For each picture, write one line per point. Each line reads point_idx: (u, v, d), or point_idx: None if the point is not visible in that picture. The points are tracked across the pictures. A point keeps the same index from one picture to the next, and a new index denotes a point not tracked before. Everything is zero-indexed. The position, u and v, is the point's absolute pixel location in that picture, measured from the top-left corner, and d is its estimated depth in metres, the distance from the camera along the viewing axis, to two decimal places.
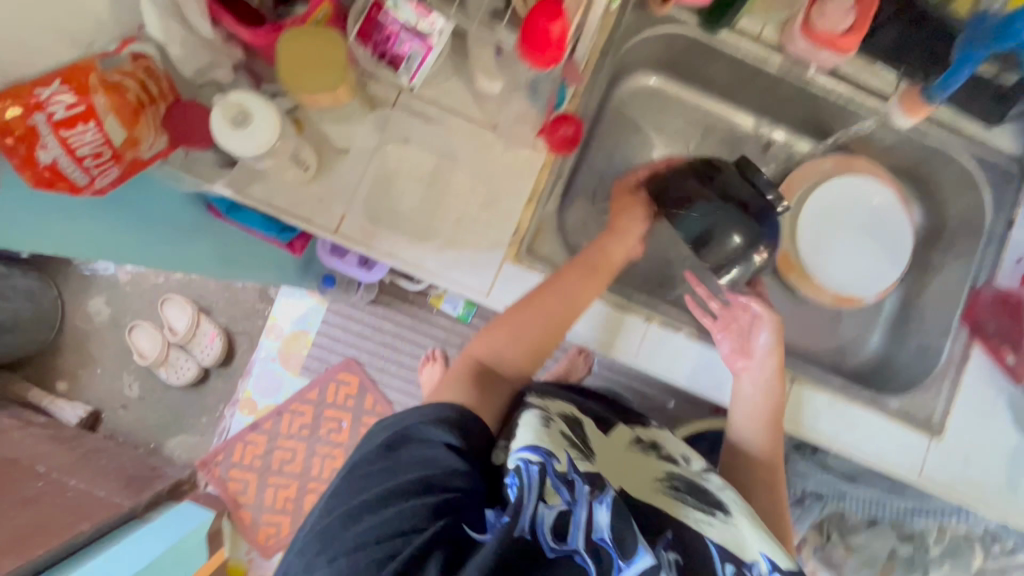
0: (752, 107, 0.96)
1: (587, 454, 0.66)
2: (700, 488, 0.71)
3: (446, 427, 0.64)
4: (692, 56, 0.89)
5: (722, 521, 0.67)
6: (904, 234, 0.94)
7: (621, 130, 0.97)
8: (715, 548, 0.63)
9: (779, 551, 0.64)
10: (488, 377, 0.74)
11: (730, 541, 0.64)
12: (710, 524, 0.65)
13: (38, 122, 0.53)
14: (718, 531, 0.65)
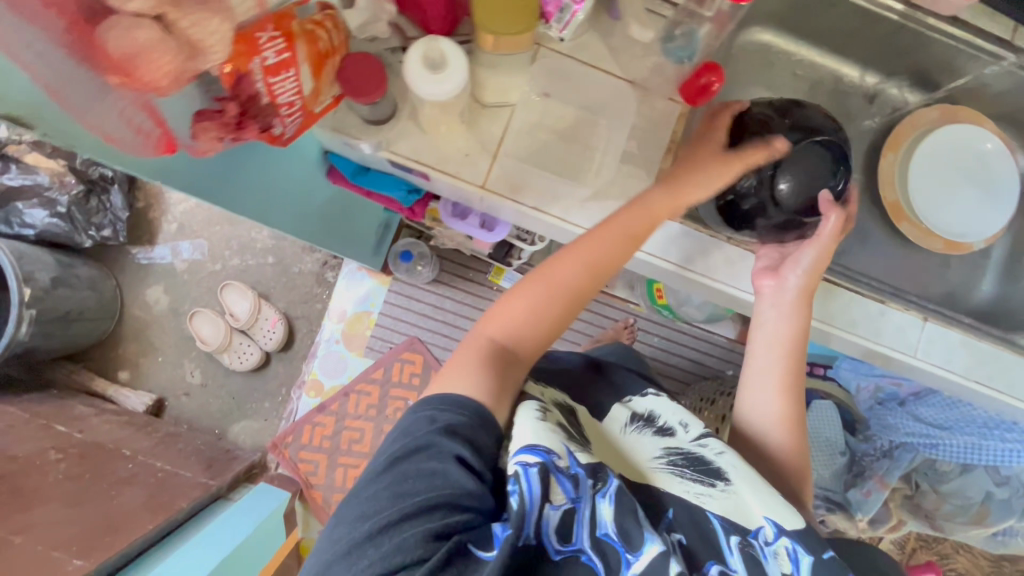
0: (861, 58, 0.97)
1: (574, 439, 0.65)
2: (701, 457, 0.69)
3: (458, 439, 0.59)
4: (809, 7, 0.90)
5: (725, 491, 0.65)
6: (1011, 182, 0.97)
7: (731, 86, 0.98)
8: (717, 521, 0.63)
9: (782, 513, 0.63)
10: (507, 366, 0.67)
11: (731, 507, 0.64)
12: (709, 496, 0.65)
13: (254, 67, 0.52)
14: (720, 502, 0.64)
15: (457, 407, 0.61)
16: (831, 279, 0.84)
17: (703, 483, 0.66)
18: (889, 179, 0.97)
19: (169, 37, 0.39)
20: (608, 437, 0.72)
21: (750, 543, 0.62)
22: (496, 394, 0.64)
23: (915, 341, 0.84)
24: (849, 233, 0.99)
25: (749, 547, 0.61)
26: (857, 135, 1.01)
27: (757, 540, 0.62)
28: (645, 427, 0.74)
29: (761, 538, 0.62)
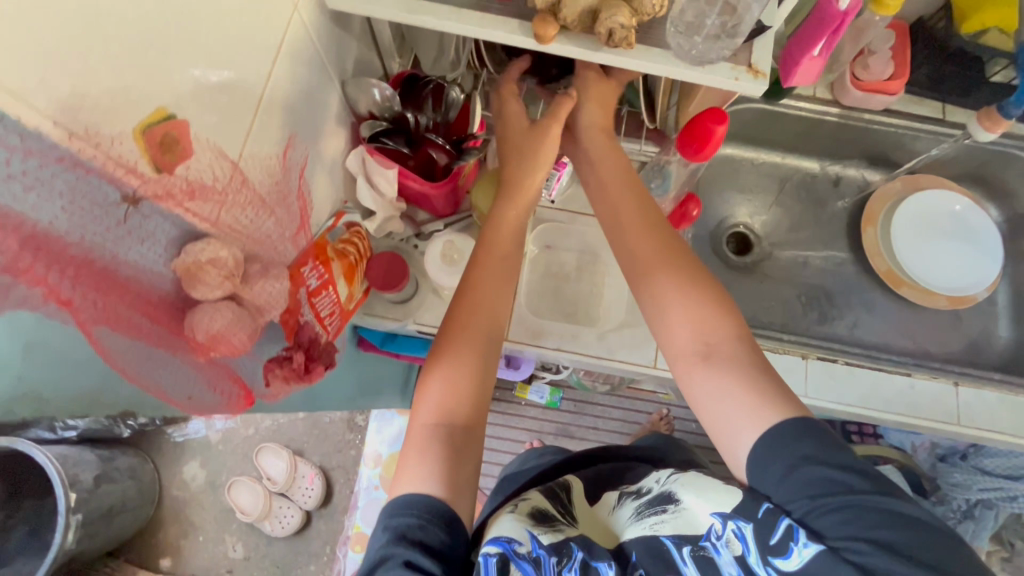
0: (816, 152, 1.09)
1: (524, 518, 0.60)
2: (665, 491, 0.61)
3: (408, 543, 0.52)
4: (758, 122, 1.03)
5: (678, 510, 0.57)
6: (991, 232, 1.03)
7: (707, 196, 1.09)
8: (671, 540, 0.54)
9: (721, 496, 0.54)
10: (450, 439, 0.59)
11: (685, 523, 0.55)
12: (664, 521, 0.57)
13: (302, 295, 0.60)
14: (677, 522, 0.56)
15: (411, 509, 0.54)
16: (855, 362, 0.86)
17: (657, 513, 0.58)
18: (876, 251, 1.03)
19: (242, 310, 0.47)
20: (593, 515, 0.67)
21: (703, 547, 0.53)
22: (447, 485, 0.57)
23: (954, 408, 0.85)
24: (854, 306, 1.04)
25: (702, 551, 0.52)
26: (834, 216, 1.09)
27: (710, 540, 0.53)
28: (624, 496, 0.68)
29: (712, 536, 0.53)
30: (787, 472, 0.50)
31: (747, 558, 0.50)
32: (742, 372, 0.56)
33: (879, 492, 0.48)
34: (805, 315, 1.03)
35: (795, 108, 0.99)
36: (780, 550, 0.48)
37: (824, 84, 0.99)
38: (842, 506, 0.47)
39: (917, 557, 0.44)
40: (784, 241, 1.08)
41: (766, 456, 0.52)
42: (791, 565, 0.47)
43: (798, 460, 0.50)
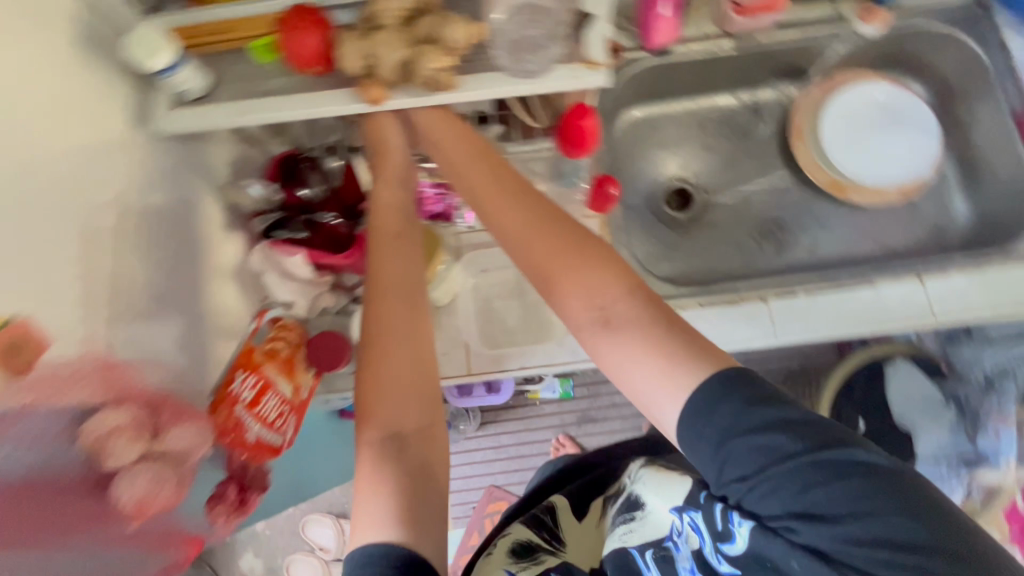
0: (726, 86, 1.06)
1: (507, 560, 0.69)
2: (631, 495, 0.69)
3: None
4: (657, 77, 1.01)
5: (642, 517, 0.64)
6: (921, 110, 1.00)
7: (630, 161, 1.06)
8: (635, 549, 0.61)
9: (677, 494, 0.61)
10: (418, 483, 0.57)
11: (650, 530, 0.62)
12: (633, 529, 0.64)
13: (239, 412, 0.61)
14: (642, 530, 0.63)
15: (372, 563, 0.50)
16: (817, 291, 0.85)
17: (627, 520, 0.66)
18: (814, 166, 1.01)
19: (161, 466, 0.47)
20: (583, 529, 0.76)
21: (665, 547, 0.59)
22: (409, 525, 0.53)
23: (925, 303, 0.83)
24: (808, 226, 1.02)
25: (663, 551, 0.58)
26: (764, 143, 1.07)
27: (671, 539, 0.59)
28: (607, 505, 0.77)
29: (673, 536, 0.59)
30: (716, 459, 0.49)
31: (704, 550, 0.53)
32: (651, 335, 0.54)
33: (805, 455, 0.46)
34: (762, 250, 1.01)
35: (688, 54, 0.97)
36: (725, 536, 0.51)
37: (709, 21, 0.96)
38: (770, 482, 0.46)
39: (851, 523, 0.44)
40: (722, 184, 1.06)
41: (693, 446, 0.50)
42: (738, 547, 0.50)
43: (721, 445, 0.48)
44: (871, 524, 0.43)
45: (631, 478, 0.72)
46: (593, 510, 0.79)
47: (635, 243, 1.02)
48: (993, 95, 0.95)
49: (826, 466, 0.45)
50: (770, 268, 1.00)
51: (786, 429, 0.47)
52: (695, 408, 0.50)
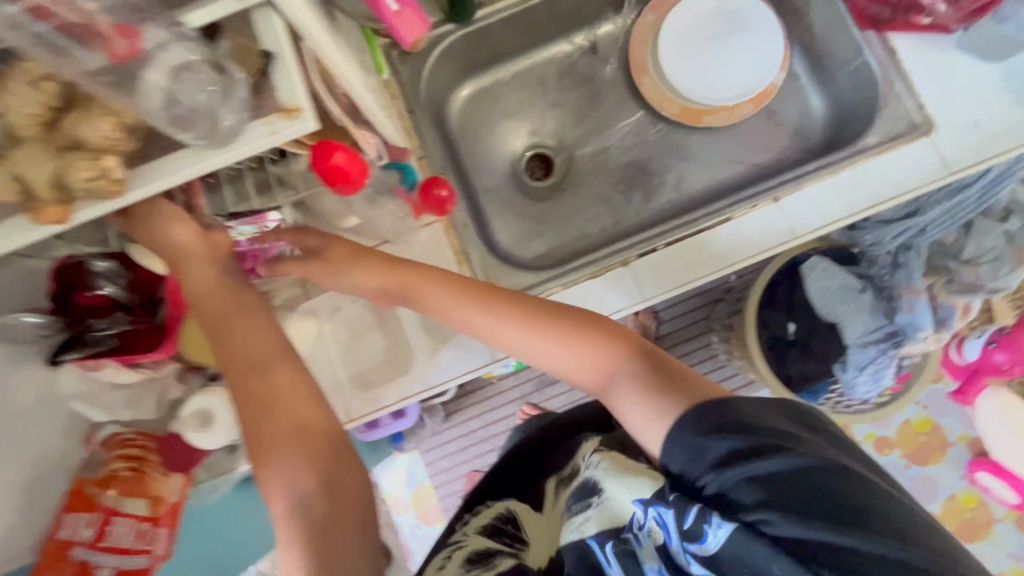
0: (554, 35, 0.98)
1: (459, 574, 0.61)
2: (587, 479, 0.61)
3: None
4: (475, 46, 0.93)
5: (600, 505, 0.57)
6: (755, 8, 0.93)
7: (476, 142, 0.99)
8: (595, 540, 0.55)
9: (643, 478, 0.56)
10: (331, 540, 0.52)
11: (606, 523, 0.56)
12: (588, 518, 0.57)
13: (79, 555, 0.62)
14: (593, 524, 0.56)
15: None
16: (676, 239, 0.82)
17: (582, 509, 0.59)
18: (660, 97, 0.95)
19: None
20: (548, 518, 0.66)
21: (625, 540, 0.54)
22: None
23: (782, 224, 0.81)
24: (671, 163, 0.97)
25: (624, 545, 0.54)
26: (610, 83, 1.00)
27: (632, 531, 0.54)
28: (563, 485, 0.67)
29: (634, 527, 0.54)
30: (700, 463, 0.51)
31: (669, 548, 0.51)
32: (660, 400, 0.56)
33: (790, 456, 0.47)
34: (631, 201, 0.96)
35: (494, 15, 0.90)
36: (694, 534, 0.49)
37: None
38: (751, 476, 0.48)
39: (825, 518, 0.45)
40: (577, 139, 1.00)
41: (680, 452, 0.52)
42: (711, 546, 0.48)
43: (700, 444, 0.51)
44: (855, 521, 0.44)
45: (590, 461, 0.64)
46: (548, 493, 0.69)
47: (501, 227, 0.96)
48: None
49: (809, 465, 0.47)
50: (642, 217, 0.95)
51: (771, 430, 0.50)
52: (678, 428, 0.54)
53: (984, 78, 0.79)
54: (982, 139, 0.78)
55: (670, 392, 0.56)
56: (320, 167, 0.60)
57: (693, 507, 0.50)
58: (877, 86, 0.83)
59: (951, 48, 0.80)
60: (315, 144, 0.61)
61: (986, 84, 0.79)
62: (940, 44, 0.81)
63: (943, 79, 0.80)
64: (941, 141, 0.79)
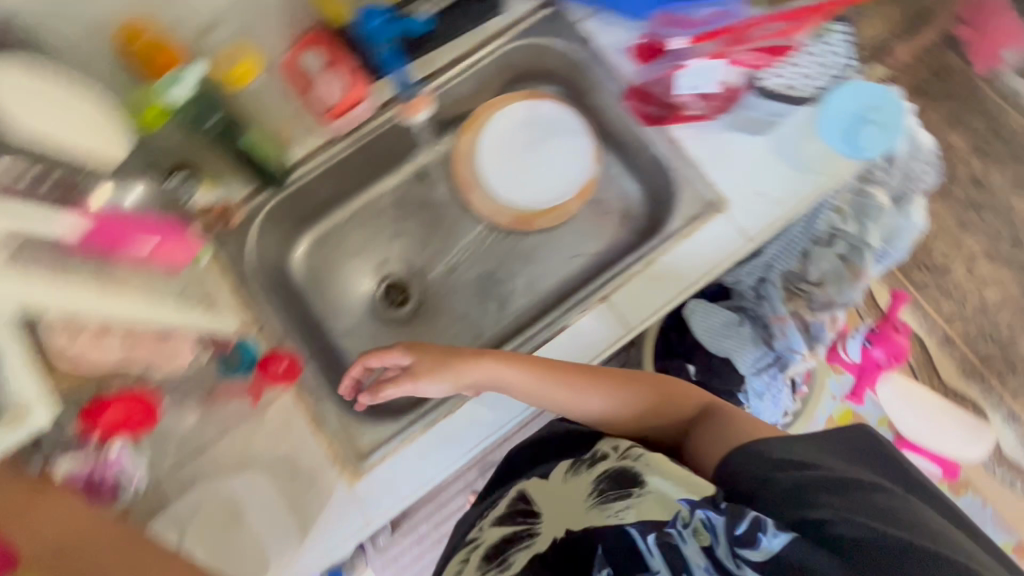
0: (378, 173, 1.01)
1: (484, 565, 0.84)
2: (627, 468, 0.80)
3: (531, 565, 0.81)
4: (301, 202, 0.94)
5: (637, 496, 0.75)
6: (558, 114, 1.01)
7: (327, 289, 1.00)
8: (636, 529, 0.72)
9: (692, 487, 0.72)
10: None
11: (648, 506, 0.74)
12: (629, 506, 0.75)
13: None
14: (639, 507, 0.74)
15: None
16: (523, 354, 0.87)
17: (621, 496, 0.77)
18: (493, 210, 1.00)
19: None
20: (570, 491, 0.85)
21: (668, 534, 0.69)
22: None
23: (616, 320, 0.87)
24: (517, 269, 1.01)
25: (669, 538, 0.69)
26: (444, 205, 1.04)
27: (675, 528, 0.69)
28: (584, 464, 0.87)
29: (678, 524, 0.69)
30: (769, 479, 0.71)
31: (715, 551, 0.65)
32: (707, 434, 0.81)
33: (865, 529, 0.63)
34: (489, 313, 0.99)
35: (308, 173, 0.91)
36: (746, 540, 0.64)
37: (306, 134, 0.89)
38: (805, 482, 0.69)
39: (873, 569, 0.61)
40: (427, 262, 1.03)
41: (756, 467, 0.73)
42: (762, 553, 0.64)
43: (766, 476, 0.71)
44: (890, 519, 0.64)
45: (625, 453, 0.83)
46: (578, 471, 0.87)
47: None
48: (600, 79, 0.94)
49: (838, 477, 0.69)
50: (501, 326, 0.98)
51: (840, 463, 0.71)
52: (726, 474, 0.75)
53: (754, 152, 0.87)
54: (765, 208, 0.86)
55: (713, 427, 0.81)
56: (95, 434, 0.68)
57: (750, 517, 0.65)
58: (670, 174, 0.91)
59: (722, 131, 0.88)
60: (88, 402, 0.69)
61: (757, 158, 0.87)
62: (712, 128, 0.88)
63: (722, 159, 0.88)
64: (732, 215, 0.87)
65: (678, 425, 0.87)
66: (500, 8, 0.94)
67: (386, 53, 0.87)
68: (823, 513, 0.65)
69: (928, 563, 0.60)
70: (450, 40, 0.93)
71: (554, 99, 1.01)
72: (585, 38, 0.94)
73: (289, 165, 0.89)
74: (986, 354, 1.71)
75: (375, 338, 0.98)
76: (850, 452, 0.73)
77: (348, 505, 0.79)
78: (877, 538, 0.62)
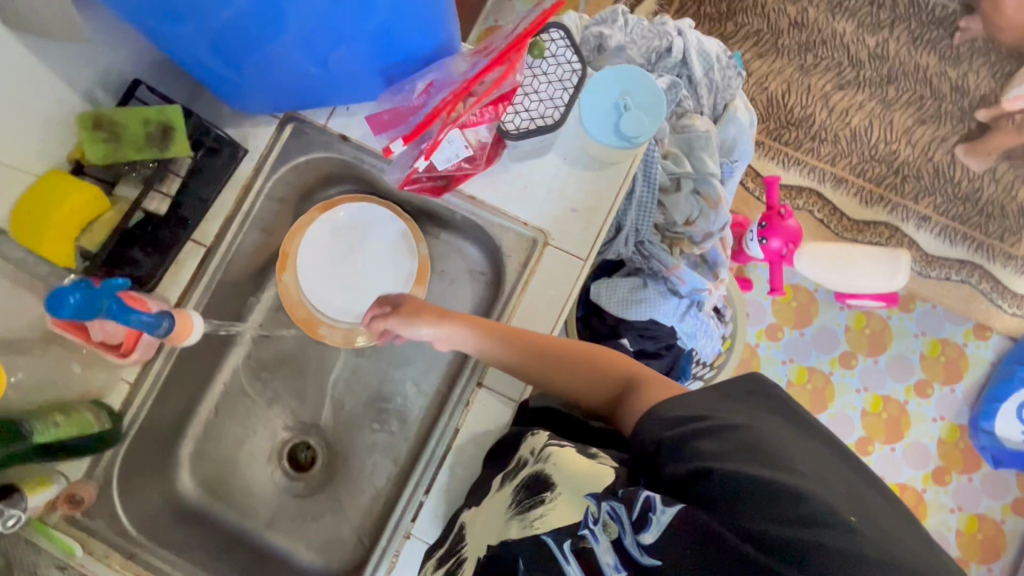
0: (220, 357, 0.95)
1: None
2: (540, 473, 0.71)
3: None
4: (152, 434, 0.87)
5: (551, 501, 0.67)
6: (361, 212, 0.96)
7: (230, 491, 0.94)
8: (551, 537, 0.63)
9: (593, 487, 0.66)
10: None
11: (560, 514, 0.65)
12: (543, 514, 0.66)
13: None
14: (553, 513, 0.65)
15: None
16: (432, 479, 0.83)
17: (534, 505, 0.68)
18: (346, 336, 0.93)
19: None
20: (491, 510, 0.72)
21: (580, 536, 0.62)
22: None
23: (502, 397, 0.84)
24: (399, 376, 0.97)
25: (582, 540, 0.61)
26: (301, 350, 0.98)
27: (587, 528, 0.62)
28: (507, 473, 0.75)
29: (590, 522, 0.62)
30: (657, 439, 0.65)
31: (622, 542, 0.59)
32: (635, 395, 0.74)
33: (745, 473, 0.58)
34: (393, 432, 0.95)
35: (141, 406, 0.84)
36: (643, 526, 0.58)
37: (116, 375, 0.82)
38: (689, 434, 0.63)
39: (763, 519, 0.55)
40: (314, 412, 0.98)
41: (647, 428, 0.67)
42: (653, 535, 0.57)
43: (655, 439, 0.65)
44: (778, 465, 0.58)
45: (540, 455, 0.73)
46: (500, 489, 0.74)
47: (305, 547, 0.91)
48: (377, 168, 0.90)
49: (719, 424, 0.63)
50: (412, 439, 0.94)
51: (727, 406, 0.66)
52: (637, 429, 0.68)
53: (547, 172, 0.85)
54: (584, 220, 0.84)
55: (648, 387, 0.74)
56: None
57: (641, 497, 0.59)
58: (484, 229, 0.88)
59: (509, 169, 0.85)
60: None
61: (554, 176, 0.85)
62: (498, 171, 0.85)
63: (522, 194, 0.85)
64: (556, 245, 0.84)
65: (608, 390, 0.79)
66: (241, 149, 0.86)
67: (113, 306, 0.64)
68: (700, 471, 0.60)
69: (795, 500, 0.55)
70: (209, 204, 0.85)
71: (349, 199, 0.96)
72: (341, 137, 0.88)
73: (117, 410, 0.82)
74: (879, 180, 1.73)
75: (300, 511, 0.94)
76: (734, 395, 0.68)
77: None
78: (752, 483, 0.57)
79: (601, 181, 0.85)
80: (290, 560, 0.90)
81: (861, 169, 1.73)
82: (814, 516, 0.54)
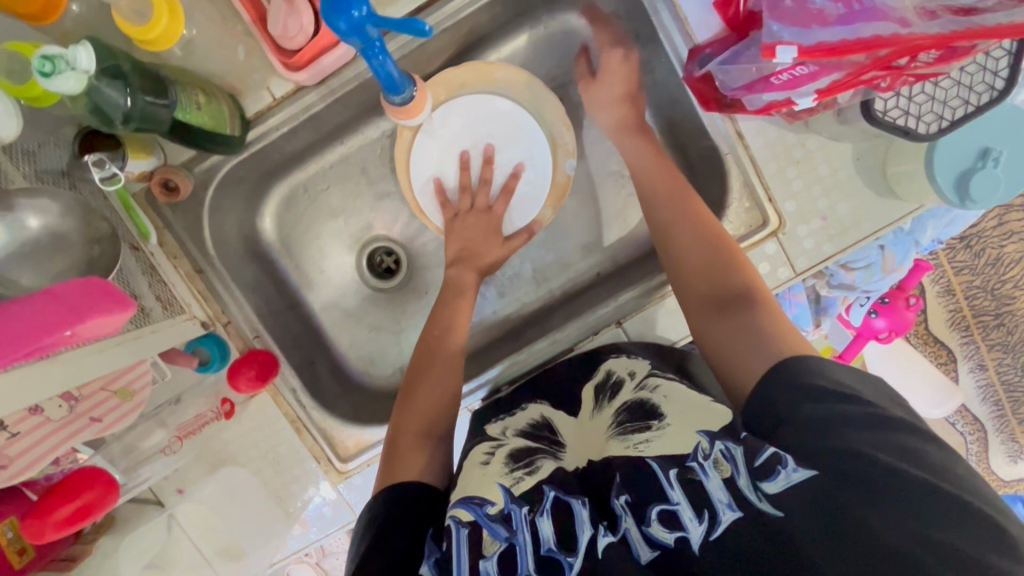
0: (362, 117, 0.80)
1: (502, 470, 0.57)
2: (646, 404, 0.61)
3: (510, 514, 0.51)
4: (262, 159, 0.75)
5: (661, 429, 0.56)
6: (522, 80, 0.80)
7: (304, 255, 0.86)
8: (656, 462, 0.52)
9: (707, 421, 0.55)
10: None
11: (670, 444, 0.53)
12: (649, 440, 0.55)
13: None
14: (662, 441, 0.54)
15: None
16: (519, 375, 0.78)
17: (640, 430, 0.57)
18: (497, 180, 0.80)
19: None
20: (582, 428, 0.65)
21: (689, 467, 0.50)
22: None
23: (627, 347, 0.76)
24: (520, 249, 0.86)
25: (689, 472, 0.49)
26: None
27: (695, 461, 0.50)
28: (603, 400, 0.66)
29: (698, 456, 0.50)
30: (793, 401, 0.49)
31: (736, 481, 0.47)
32: (742, 322, 0.58)
33: (920, 479, 0.44)
34: (485, 297, 0.87)
35: (275, 128, 0.69)
36: (766, 472, 0.47)
37: (269, 77, 0.66)
38: (828, 401, 0.48)
39: (926, 528, 0.42)
40: (419, 229, 0.88)
41: (778, 384, 0.51)
42: (778, 486, 0.46)
43: (791, 397, 0.50)
44: (927, 466, 0.45)
45: (642, 383, 0.64)
46: (586, 398, 0.68)
47: (347, 347, 0.86)
48: (655, 27, 0.70)
49: (883, 412, 0.48)
50: (500, 314, 0.86)
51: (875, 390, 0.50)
52: (760, 384, 0.52)
53: (832, 160, 0.69)
54: (830, 231, 0.71)
55: (760, 314, 0.57)
56: (73, 503, 0.57)
57: (767, 448, 0.48)
58: (722, 171, 0.73)
59: (799, 130, 0.69)
60: (94, 471, 0.60)
61: (838, 166, 0.69)
62: (787, 128, 0.69)
63: (791, 165, 0.70)
64: (788, 241, 0.71)
65: (706, 284, 0.63)
66: None
67: (378, 39, 0.51)
68: (845, 452, 0.45)
69: (989, 531, 0.42)
70: None
71: (506, 67, 0.79)
72: None
73: (249, 117, 0.68)
74: (979, 312, 1.17)
75: (358, 314, 0.87)
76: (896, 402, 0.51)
77: (332, 503, 0.80)
78: (914, 487, 0.43)
79: (879, 204, 0.69)
80: (332, 352, 0.86)
81: (980, 296, 1.16)
82: (1001, 549, 0.41)
